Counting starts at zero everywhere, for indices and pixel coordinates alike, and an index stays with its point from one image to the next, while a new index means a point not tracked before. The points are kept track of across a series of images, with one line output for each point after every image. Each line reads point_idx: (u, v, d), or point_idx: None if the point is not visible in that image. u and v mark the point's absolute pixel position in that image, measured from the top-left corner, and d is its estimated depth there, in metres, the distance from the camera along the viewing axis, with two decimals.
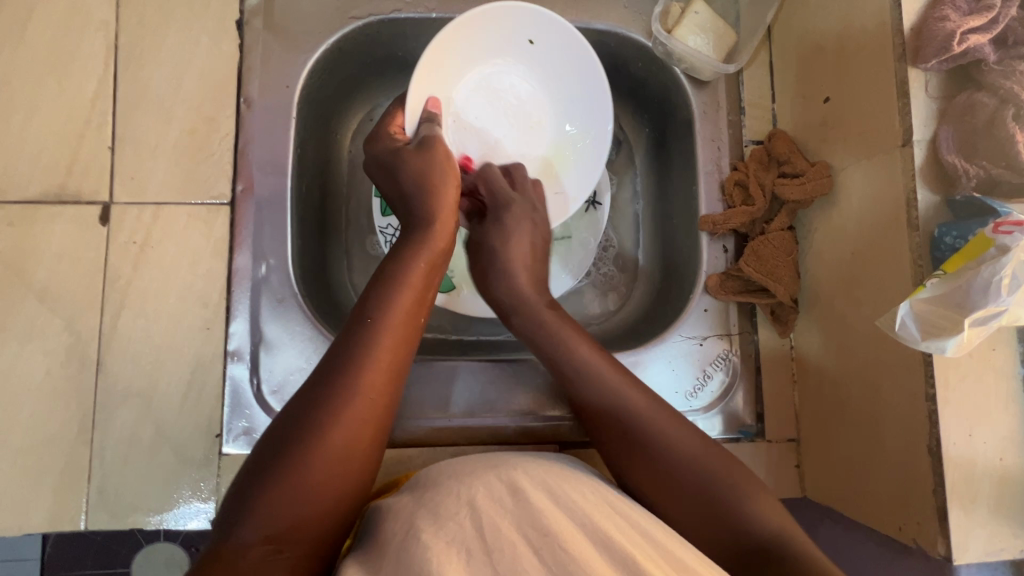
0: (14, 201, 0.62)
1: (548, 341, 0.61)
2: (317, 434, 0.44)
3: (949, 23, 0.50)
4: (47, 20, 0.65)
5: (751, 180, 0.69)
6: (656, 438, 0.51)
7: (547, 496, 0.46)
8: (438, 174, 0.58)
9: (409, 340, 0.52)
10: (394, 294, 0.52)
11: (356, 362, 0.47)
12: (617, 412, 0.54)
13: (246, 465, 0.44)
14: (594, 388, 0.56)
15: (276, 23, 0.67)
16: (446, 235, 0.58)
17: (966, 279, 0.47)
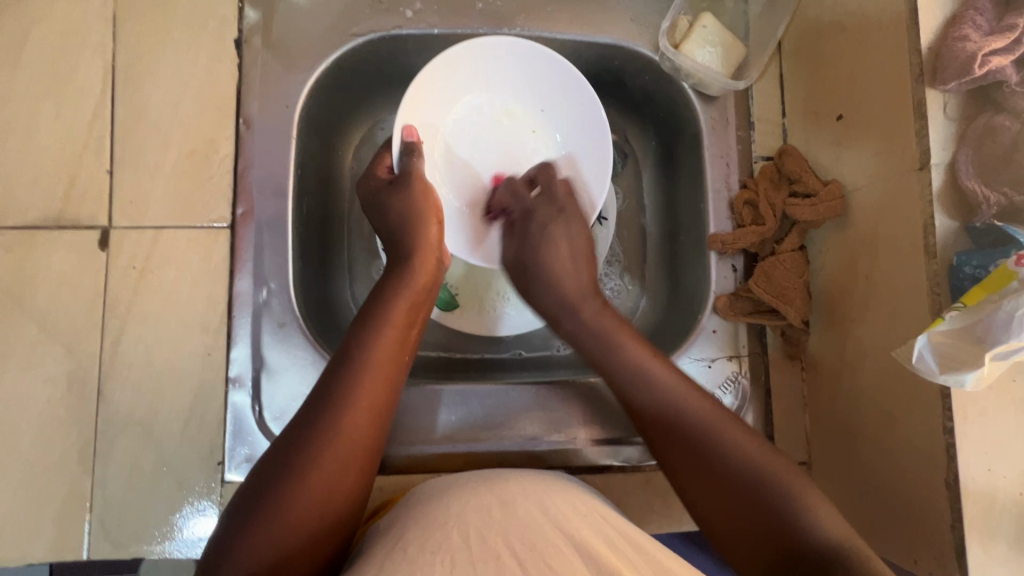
0: (13, 226, 0.62)
1: (605, 344, 0.59)
2: (298, 471, 0.45)
3: (969, 44, 0.48)
4: (44, 41, 0.64)
5: (760, 199, 0.67)
6: (710, 441, 0.50)
7: (538, 510, 0.47)
8: (418, 211, 0.59)
9: (395, 375, 0.52)
10: (377, 331, 0.52)
11: (336, 401, 0.48)
12: (674, 418, 0.53)
13: (236, 498, 0.46)
14: (644, 393, 0.55)
15: (275, 41, 0.65)
16: (430, 270, 0.58)
17: (987, 312, 0.45)
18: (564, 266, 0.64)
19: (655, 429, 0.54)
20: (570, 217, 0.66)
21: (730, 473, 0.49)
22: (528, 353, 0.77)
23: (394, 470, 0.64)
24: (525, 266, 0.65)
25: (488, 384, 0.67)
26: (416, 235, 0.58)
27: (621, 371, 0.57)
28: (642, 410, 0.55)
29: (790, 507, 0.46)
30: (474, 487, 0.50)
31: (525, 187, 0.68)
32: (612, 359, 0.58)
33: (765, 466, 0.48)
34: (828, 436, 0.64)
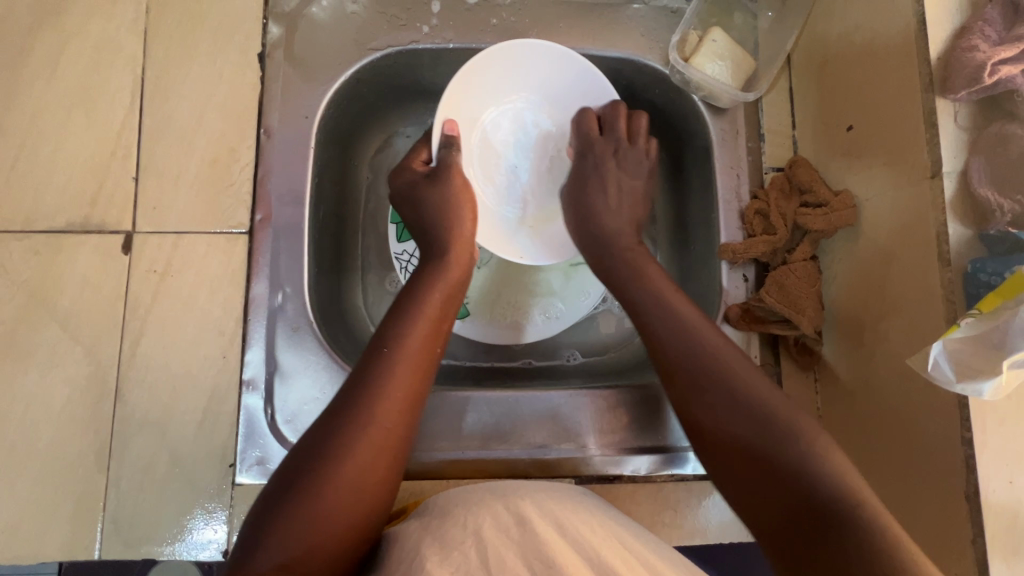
0: (41, 231, 0.64)
1: (635, 280, 0.62)
2: (334, 457, 0.45)
3: (979, 54, 0.48)
4: (77, 56, 0.67)
5: (772, 209, 0.67)
6: (741, 397, 0.50)
7: (554, 529, 0.46)
8: (452, 204, 0.62)
9: (426, 370, 0.53)
10: (411, 323, 0.54)
11: (371, 391, 0.49)
12: (703, 360, 0.53)
13: (266, 489, 0.46)
14: (672, 337, 0.55)
15: (297, 56, 0.68)
16: (462, 266, 0.60)
17: (1003, 320, 0.45)
18: (611, 205, 0.67)
19: (676, 364, 0.54)
20: (625, 166, 0.67)
21: (740, 417, 0.49)
22: (538, 362, 0.77)
23: (403, 476, 0.64)
24: (575, 193, 0.68)
25: (498, 391, 0.67)
26: (450, 233, 0.61)
27: (659, 316, 0.57)
28: (669, 349, 0.55)
29: (795, 457, 0.46)
30: (487, 500, 0.50)
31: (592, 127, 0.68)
32: (639, 287, 0.61)
33: (783, 415, 0.48)
34: (843, 448, 0.63)
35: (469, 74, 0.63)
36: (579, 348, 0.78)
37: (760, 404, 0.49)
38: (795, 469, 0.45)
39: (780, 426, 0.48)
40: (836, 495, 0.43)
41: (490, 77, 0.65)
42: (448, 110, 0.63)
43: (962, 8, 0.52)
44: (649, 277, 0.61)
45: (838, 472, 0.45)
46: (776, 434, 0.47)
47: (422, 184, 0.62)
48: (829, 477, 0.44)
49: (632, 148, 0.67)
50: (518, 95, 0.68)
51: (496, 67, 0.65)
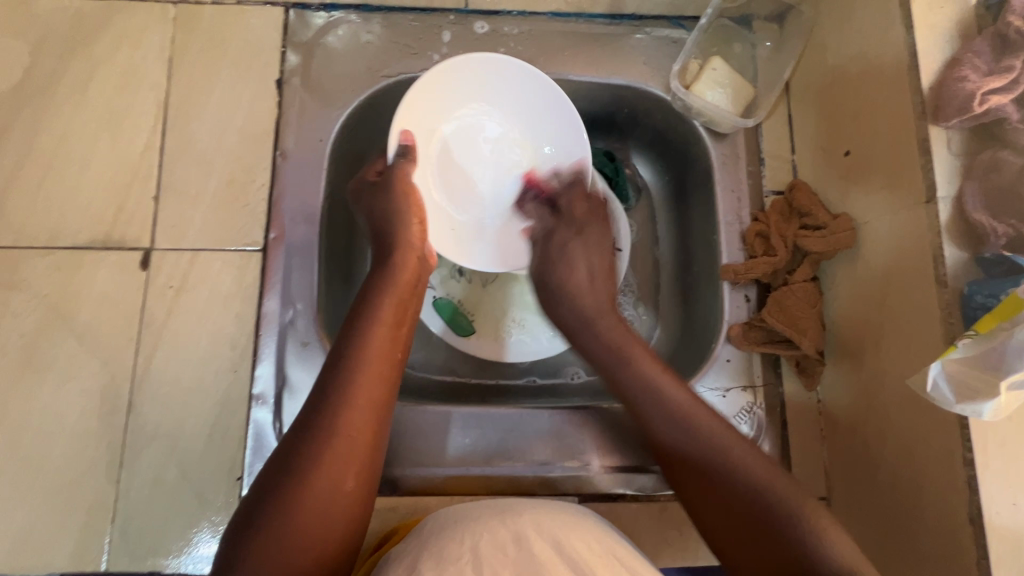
0: (64, 247, 0.66)
1: (619, 361, 0.59)
2: (299, 472, 0.46)
3: (968, 84, 0.50)
4: (105, 82, 0.70)
5: (772, 231, 0.69)
6: (724, 467, 0.49)
7: (550, 545, 0.47)
8: (398, 210, 0.62)
9: (386, 375, 0.53)
10: (366, 331, 0.54)
11: (334, 402, 0.49)
12: (693, 440, 0.52)
13: (239, 512, 0.47)
14: (666, 419, 0.54)
15: (313, 82, 0.71)
16: (412, 269, 0.61)
17: (1000, 341, 0.45)
18: (583, 282, 0.65)
19: (673, 449, 0.53)
20: (589, 238, 0.67)
21: (736, 493, 0.48)
22: (542, 380, 0.78)
23: (408, 492, 0.65)
24: (542, 271, 0.66)
25: (501, 408, 0.68)
26: (398, 240, 0.62)
27: (638, 393, 0.56)
28: (660, 435, 0.54)
29: (799, 534, 0.44)
30: (488, 519, 0.50)
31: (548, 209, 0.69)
32: (629, 376, 0.58)
33: (771, 486, 0.47)
34: (847, 469, 0.63)
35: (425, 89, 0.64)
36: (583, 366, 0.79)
37: (756, 481, 0.48)
38: (797, 545, 0.44)
39: (779, 511, 0.45)
40: (841, 569, 0.42)
41: (447, 92, 0.67)
42: (405, 121, 0.63)
43: (952, 40, 0.54)
44: (631, 352, 0.59)
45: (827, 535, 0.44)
46: (773, 518, 0.46)
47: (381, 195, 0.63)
48: (838, 553, 0.43)
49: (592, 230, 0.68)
50: (475, 107, 0.69)
51: (454, 80, 0.67)
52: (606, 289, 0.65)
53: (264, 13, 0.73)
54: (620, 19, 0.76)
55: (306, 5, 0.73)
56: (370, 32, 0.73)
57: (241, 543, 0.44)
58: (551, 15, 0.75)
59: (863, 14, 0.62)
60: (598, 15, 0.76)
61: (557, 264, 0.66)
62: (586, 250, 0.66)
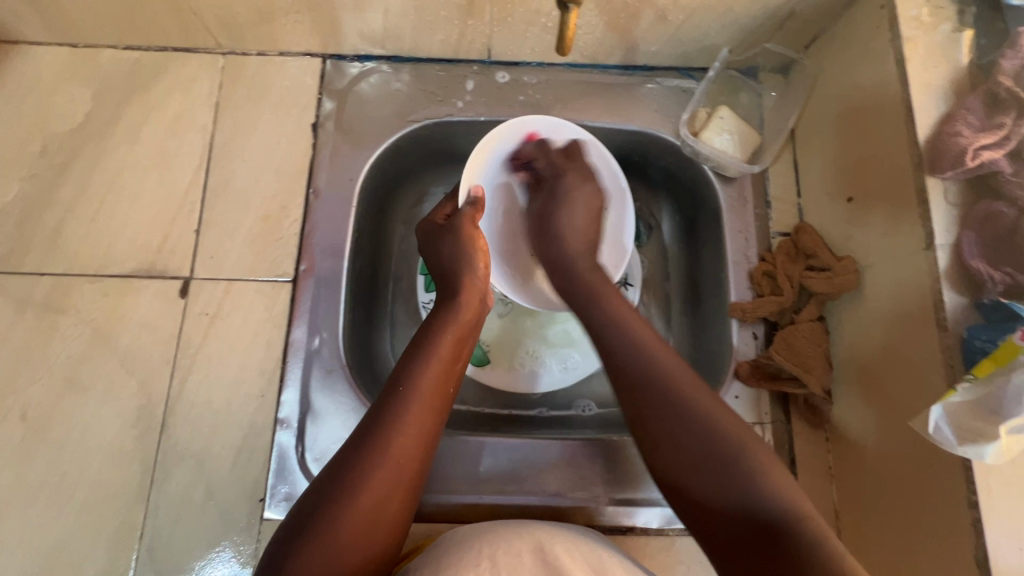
0: (111, 275, 0.71)
1: (591, 299, 0.63)
2: (349, 494, 0.48)
3: (962, 140, 0.53)
4: (157, 124, 0.77)
5: (778, 272, 0.71)
6: (686, 410, 0.51)
7: (565, 549, 0.51)
8: (466, 254, 0.65)
9: (438, 409, 0.56)
10: (425, 364, 0.57)
11: (387, 430, 0.52)
12: (655, 376, 0.54)
13: (287, 521, 0.49)
14: (630, 351, 0.56)
15: (346, 126, 0.77)
16: (472, 307, 0.64)
17: (998, 385, 0.47)
18: (577, 227, 0.69)
19: (628, 377, 0.55)
20: (580, 181, 0.71)
21: (692, 431, 0.50)
22: (551, 412, 0.80)
23: (421, 518, 0.66)
24: (542, 219, 0.71)
25: (515, 438, 0.70)
26: (461, 277, 0.65)
27: (605, 325, 0.60)
28: (621, 363, 0.56)
29: (747, 471, 0.47)
30: (502, 530, 0.53)
31: (555, 151, 0.72)
32: (596, 308, 0.62)
33: (724, 433, 0.50)
34: (856, 508, 0.63)
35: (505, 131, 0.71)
36: (594, 400, 0.81)
37: (706, 416, 0.51)
38: (746, 485, 0.47)
39: (729, 449, 0.49)
40: (783, 511, 0.45)
41: (510, 150, 0.74)
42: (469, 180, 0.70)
43: (945, 97, 0.58)
44: (603, 296, 0.63)
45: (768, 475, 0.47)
46: (722, 451, 0.49)
47: (443, 234, 0.68)
48: (780, 494, 0.46)
49: (582, 181, 0.71)
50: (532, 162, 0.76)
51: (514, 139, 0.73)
52: (590, 236, 0.69)
53: (303, 62, 0.79)
54: (633, 69, 0.80)
55: (341, 56, 0.79)
56: (400, 81, 0.79)
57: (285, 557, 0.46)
58: (567, 66, 0.80)
59: (862, 71, 0.65)
60: (611, 66, 0.80)
61: (550, 234, 0.69)
62: (579, 194, 0.70)
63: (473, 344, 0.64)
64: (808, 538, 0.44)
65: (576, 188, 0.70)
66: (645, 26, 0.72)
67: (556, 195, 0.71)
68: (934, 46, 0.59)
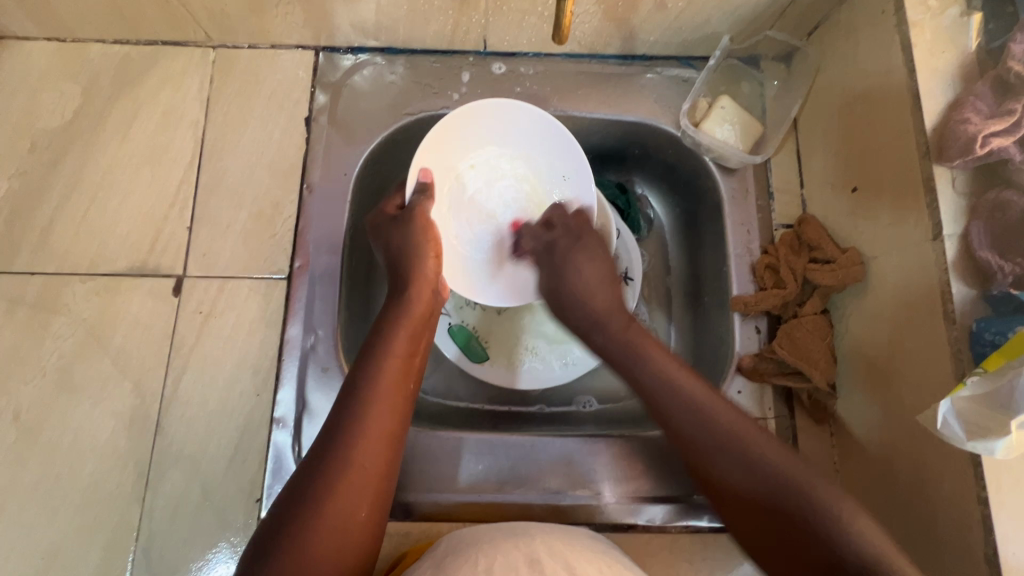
0: (103, 274, 0.70)
1: (630, 355, 0.62)
2: (313, 504, 0.48)
3: (970, 127, 0.52)
4: (148, 120, 0.75)
5: (781, 264, 0.70)
6: (749, 458, 0.52)
7: (563, 569, 0.49)
8: (414, 244, 0.63)
9: (399, 408, 0.55)
10: (379, 365, 0.56)
11: (345, 436, 0.51)
12: (712, 429, 0.55)
13: (256, 537, 0.48)
14: (681, 408, 0.57)
15: (340, 121, 0.75)
16: (426, 301, 0.63)
17: (1011, 380, 0.45)
18: (592, 283, 0.66)
19: (689, 439, 0.56)
20: (590, 245, 0.67)
21: (746, 471, 0.52)
22: (551, 408, 0.80)
23: (420, 518, 0.65)
24: (553, 285, 0.67)
25: (515, 436, 0.69)
26: (413, 272, 0.63)
27: (654, 386, 0.59)
28: (678, 425, 0.57)
29: (814, 509, 0.48)
30: (501, 542, 0.52)
31: (543, 228, 0.69)
32: (642, 369, 0.61)
33: (788, 474, 0.51)
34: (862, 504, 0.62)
35: (496, 104, 0.67)
36: (594, 396, 0.80)
37: (765, 466, 0.52)
38: (823, 529, 0.47)
39: (796, 492, 0.50)
40: (862, 557, 0.45)
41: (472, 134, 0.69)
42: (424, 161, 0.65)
43: (954, 83, 0.56)
44: (646, 351, 0.62)
45: (845, 516, 0.47)
46: (793, 492, 0.50)
47: (392, 230, 0.64)
48: (862, 535, 0.46)
49: (585, 241, 0.67)
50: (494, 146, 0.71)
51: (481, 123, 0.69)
52: (609, 292, 0.66)
53: (296, 55, 0.78)
54: (632, 59, 0.78)
55: (334, 48, 0.78)
56: (394, 73, 0.77)
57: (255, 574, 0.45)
58: (565, 56, 0.78)
59: (866, 58, 0.64)
60: (610, 56, 0.78)
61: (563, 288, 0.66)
62: (594, 261, 0.66)
63: (430, 340, 0.63)
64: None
65: (592, 249, 0.67)
66: (643, 14, 0.70)
67: (563, 266, 0.66)
68: (941, 31, 0.58)
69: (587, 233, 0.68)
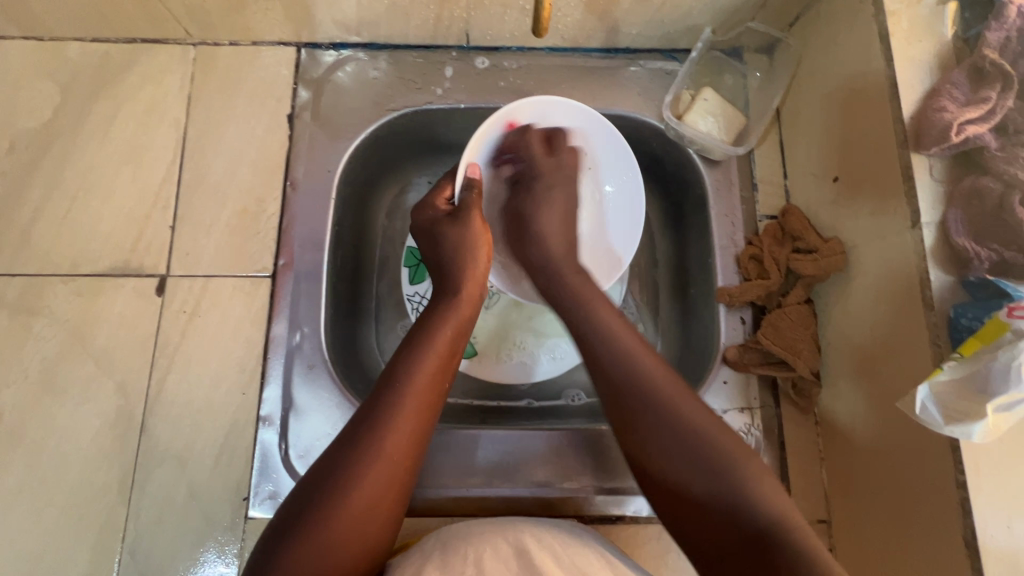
0: (85, 274, 0.70)
1: (582, 308, 0.60)
2: (341, 495, 0.47)
3: (946, 114, 0.52)
4: (128, 118, 0.75)
5: (765, 255, 0.71)
6: (672, 415, 0.50)
7: (552, 558, 0.50)
8: (471, 243, 0.63)
9: (432, 405, 0.55)
10: (420, 358, 0.55)
11: (378, 432, 0.50)
12: (642, 384, 0.52)
13: (277, 517, 0.48)
14: (614, 358, 0.55)
15: (323, 117, 0.75)
16: (472, 303, 0.62)
17: (984, 363, 0.46)
18: (552, 230, 0.67)
19: (615, 390, 0.54)
20: (557, 185, 0.69)
21: (677, 447, 0.49)
22: (539, 402, 0.80)
23: (409, 513, 0.66)
24: (524, 216, 0.68)
25: (503, 429, 0.69)
26: (462, 269, 0.62)
27: (594, 336, 0.57)
28: (607, 369, 0.55)
29: (730, 476, 0.47)
30: (490, 532, 0.53)
31: (538, 145, 0.69)
32: (607, 355, 0.55)
33: (704, 430, 0.49)
34: (847, 491, 0.63)
35: (575, 109, 0.69)
36: (584, 389, 0.80)
37: (690, 422, 0.50)
38: (731, 487, 0.47)
39: (717, 454, 0.48)
40: (767, 520, 0.45)
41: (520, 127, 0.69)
42: (471, 156, 0.67)
43: (931, 71, 0.57)
44: (595, 307, 0.60)
45: (753, 478, 0.47)
46: (711, 457, 0.48)
47: (444, 222, 0.64)
48: (767, 501, 0.46)
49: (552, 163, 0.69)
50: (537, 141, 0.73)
51: (527, 120, 0.69)
52: (569, 236, 0.67)
53: (277, 52, 0.77)
54: (615, 52, 0.78)
55: (316, 44, 0.77)
56: (377, 69, 0.77)
57: (273, 555, 0.45)
58: (548, 50, 0.78)
59: (846, 48, 0.64)
60: (593, 49, 0.78)
61: (531, 240, 0.67)
62: (556, 201, 0.68)
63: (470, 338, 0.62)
64: (808, 554, 0.43)
65: (557, 181, 0.69)
66: (625, 7, 0.70)
67: (530, 192, 0.69)
68: (918, 21, 0.58)
69: (574, 172, 0.70)
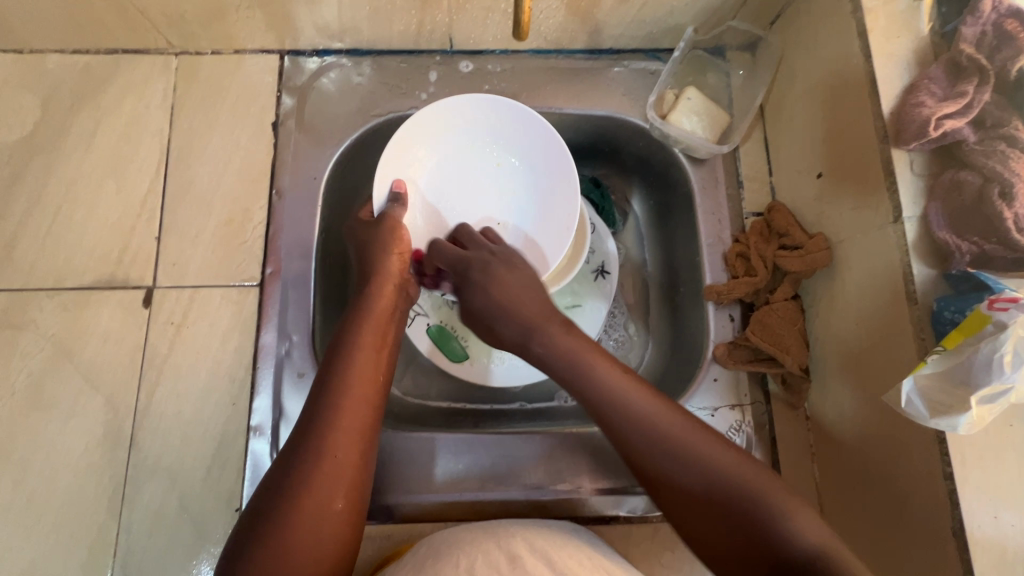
0: (70, 288, 0.69)
1: (575, 373, 0.55)
2: (290, 494, 0.48)
3: (924, 110, 0.53)
4: (111, 130, 0.74)
5: (751, 252, 0.71)
6: (711, 482, 0.48)
7: (543, 563, 0.49)
8: (381, 241, 0.64)
9: (371, 398, 0.55)
10: (350, 352, 0.56)
11: (316, 430, 0.51)
12: (671, 450, 0.49)
13: (239, 526, 0.49)
14: (632, 429, 0.51)
15: (308, 124, 0.75)
16: (389, 296, 0.62)
17: (967, 356, 0.47)
18: (518, 297, 0.60)
19: (653, 472, 0.50)
20: (502, 262, 0.63)
21: (721, 526, 0.47)
22: (532, 403, 0.80)
23: (401, 520, 0.65)
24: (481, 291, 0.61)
25: (493, 433, 0.69)
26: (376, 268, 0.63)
27: (602, 402, 0.53)
28: (632, 447, 0.51)
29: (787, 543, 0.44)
30: (483, 541, 0.52)
31: (453, 250, 0.65)
32: (587, 385, 0.54)
33: (758, 501, 0.46)
34: (836, 484, 0.63)
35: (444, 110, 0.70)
36: None
37: (731, 488, 0.47)
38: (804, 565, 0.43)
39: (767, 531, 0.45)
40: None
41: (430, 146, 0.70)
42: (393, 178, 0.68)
43: (909, 67, 0.57)
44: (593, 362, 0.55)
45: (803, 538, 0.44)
46: (762, 527, 0.45)
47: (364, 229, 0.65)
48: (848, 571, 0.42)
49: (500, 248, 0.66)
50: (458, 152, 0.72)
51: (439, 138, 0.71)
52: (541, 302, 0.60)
53: (260, 60, 0.77)
54: (599, 53, 0.78)
55: (299, 51, 0.77)
56: (360, 75, 0.77)
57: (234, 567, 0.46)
58: (532, 52, 0.78)
59: (826, 45, 0.65)
60: (577, 50, 0.78)
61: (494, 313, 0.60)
62: (490, 271, 0.62)
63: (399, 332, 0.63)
64: None
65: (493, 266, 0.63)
66: (607, 8, 0.70)
67: (480, 284, 0.61)
68: (895, 17, 0.59)
69: (499, 245, 0.66)
